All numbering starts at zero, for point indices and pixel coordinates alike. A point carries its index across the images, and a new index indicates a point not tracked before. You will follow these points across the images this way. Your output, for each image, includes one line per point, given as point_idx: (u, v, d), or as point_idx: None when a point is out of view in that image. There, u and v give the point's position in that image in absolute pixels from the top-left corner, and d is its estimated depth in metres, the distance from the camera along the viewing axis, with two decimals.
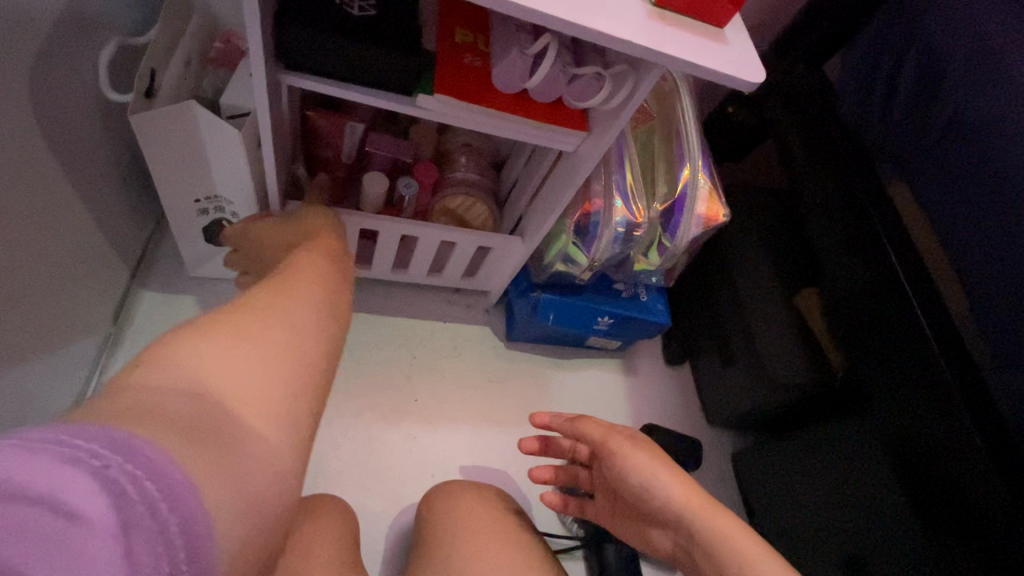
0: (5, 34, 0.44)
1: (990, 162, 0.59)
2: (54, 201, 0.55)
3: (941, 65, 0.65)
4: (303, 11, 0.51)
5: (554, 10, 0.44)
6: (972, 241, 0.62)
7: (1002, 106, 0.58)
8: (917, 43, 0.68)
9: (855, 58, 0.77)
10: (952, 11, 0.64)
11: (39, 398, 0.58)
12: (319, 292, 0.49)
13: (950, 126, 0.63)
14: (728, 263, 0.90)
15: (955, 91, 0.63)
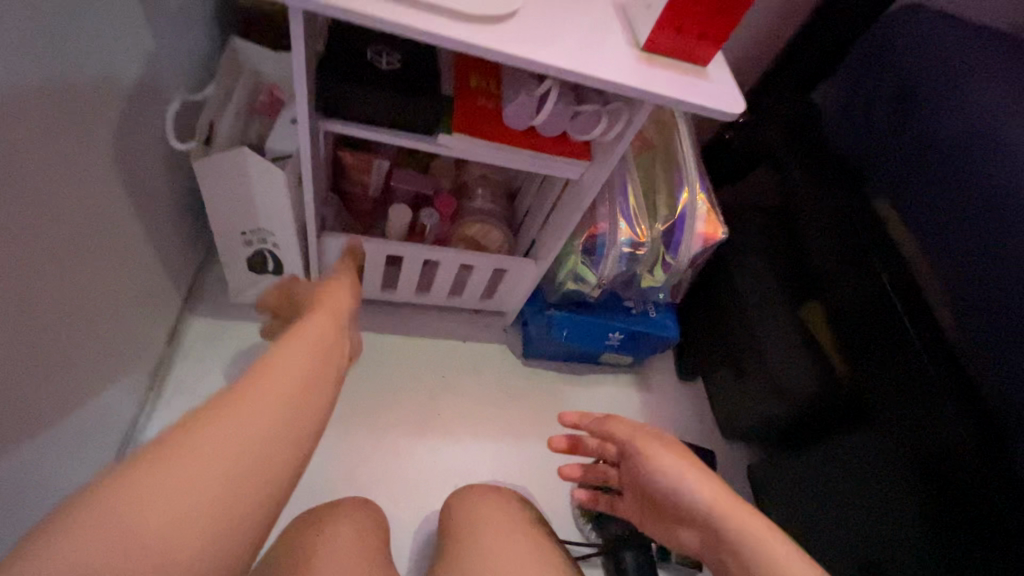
0: (95, 98, 0.53)
1: (967, 179, 0.65)
2: (126, 236, 0.63)
3: (917, 95, 0.72)
4: (340, 68, 0.60)
5: (555, 59, 0.52)
6: (958, 254, 0.66)
7: (973, 128, 0.65)
8: (894, 76, 0.75)
9: (837, 90, 0.84)
10: (922, 49, 0.73)
11: (105, 411, 0.65)
12: (316, 350, 0.47)
13: (928, 147, 0.70)
14: (732, 280, 0.95)
15: (932, 117, 0.70)
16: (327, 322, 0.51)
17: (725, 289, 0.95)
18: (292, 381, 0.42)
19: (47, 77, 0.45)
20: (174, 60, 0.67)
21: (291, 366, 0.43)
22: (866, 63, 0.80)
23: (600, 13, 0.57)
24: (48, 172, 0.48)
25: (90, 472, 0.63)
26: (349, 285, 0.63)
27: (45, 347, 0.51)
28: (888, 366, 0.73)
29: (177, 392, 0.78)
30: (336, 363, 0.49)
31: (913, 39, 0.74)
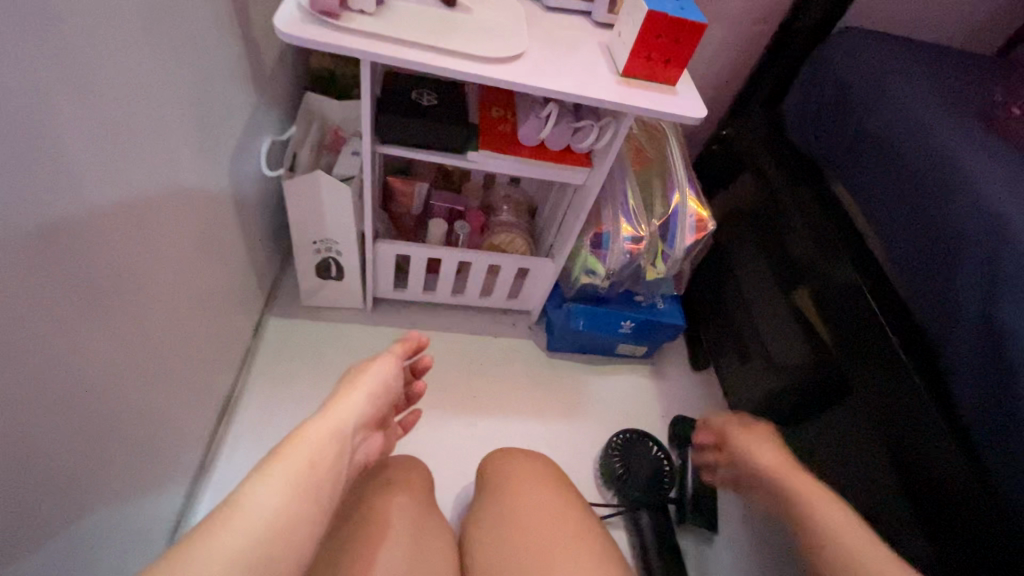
0: (216, 136, 0.73)
1: (899, 166, 0.73)
2: (227, 241, 0.82)
3: (853, 97, 0.82)
4: (391, 105, 0.78)
5: (552, 84, 0.68)
6: (900, 233, 0.73)
7: (897, 124, 0.75)
8: (833, 82, 0.86)
9: (795, 97, 0.94)
10: (855, 58, 0.84)
11: (207, 381, 0.82)
12: (296, 483, 0.44)
13: (864, 140, 0.79)
14: (733, 272, 1.06)
15: (867, 115, 0.79)
16: (329, 441, 0.50)
17: (732, 290, 1.06)
18: (263, 535, 0.40)
19: (189, 117, 0.65)
20: (266, 110, 0.87)
21: (259, 512, 0.41)
22: (811, 72, 0.91)
23: (587, 50, 0.74)
24: (185, 184, 0.66)
25: (195, 428, 0.79)
26: (373, 387, 0.60)
27: (172, 312, 0.68)
28: (865, 351, 0.78)
29: (259, 376, 0.95)
30: (323, 489, 0.47)
31: (847, 49, 0.86)
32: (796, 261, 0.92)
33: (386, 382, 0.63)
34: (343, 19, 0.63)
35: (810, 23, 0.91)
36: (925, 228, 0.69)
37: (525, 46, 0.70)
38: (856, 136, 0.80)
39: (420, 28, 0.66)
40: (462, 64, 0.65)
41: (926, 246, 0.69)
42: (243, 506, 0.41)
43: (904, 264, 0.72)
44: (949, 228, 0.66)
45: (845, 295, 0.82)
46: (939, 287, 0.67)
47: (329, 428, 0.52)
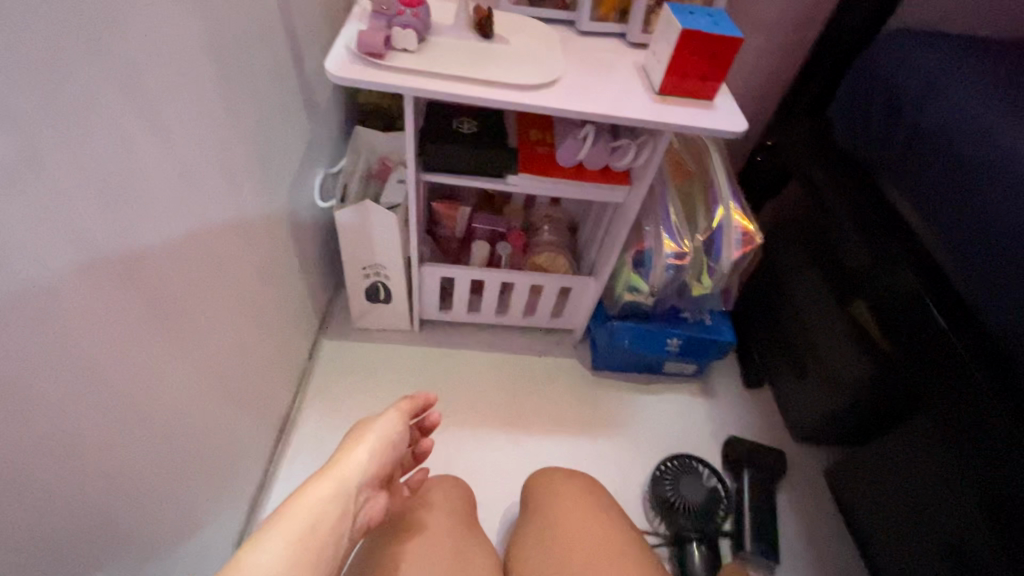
0: (275, 171, 0.78)
1: (958, 168, 0.70)
2: (284, 268, 0.87)
3: (904, 98, 0.79)
4: (434, 135, 0.82)
5: (590, 107, 0.69)
6: (962, 237, 0.69)
7: (953, 125, 0.72)
8: (881, 83, 0.82)
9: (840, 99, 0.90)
10: (903, 58, 0.81)
11: (267, 401, 0.86)
12: (296, 544, 0.46)
13: (919, 142, 0.75)
14: (783, 282, 1.02)
15: (920, 116, 0.76)
16: (330, 504, 0.51)
17: (781, 303, 1.03)
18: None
19: (251, 156, 0.70)
20: (319, 145, 0.93)
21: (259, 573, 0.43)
22: (857, 74, 0.88)
23: (622, 71, 0.75)
24: (247, 217, 0.72)
25: (255, 446, 0.83)
26: (378, 444, 0.60)
27: (235, 335, 0.72)
28: (932, 362, 0.74)
29: (315, 396, 0.99)
30: (321, 544, 0.48)
31: (895, 50, 0.82)
32: (851, 269, 0.88)
33: (393, 436, 0.62)
34: (387, 58, 0.67)
35: (855, 26, 0.88)
36: (989, 232, 0.65)
37: (560, 71, 0.72)
38: (903, 142, 0.78)
39: (459, 61, 0.70)
40: (498, 93, 0.68)
41: (992, 251, 0.65)
42: (245, 566, 0.43)
43: (969, 271, 0.68)
44: (1003, 229, 0.64)
45: (906, 305, 0.78)
46: (1009, 296, 0.63)
47: (330, 487, 0.52)
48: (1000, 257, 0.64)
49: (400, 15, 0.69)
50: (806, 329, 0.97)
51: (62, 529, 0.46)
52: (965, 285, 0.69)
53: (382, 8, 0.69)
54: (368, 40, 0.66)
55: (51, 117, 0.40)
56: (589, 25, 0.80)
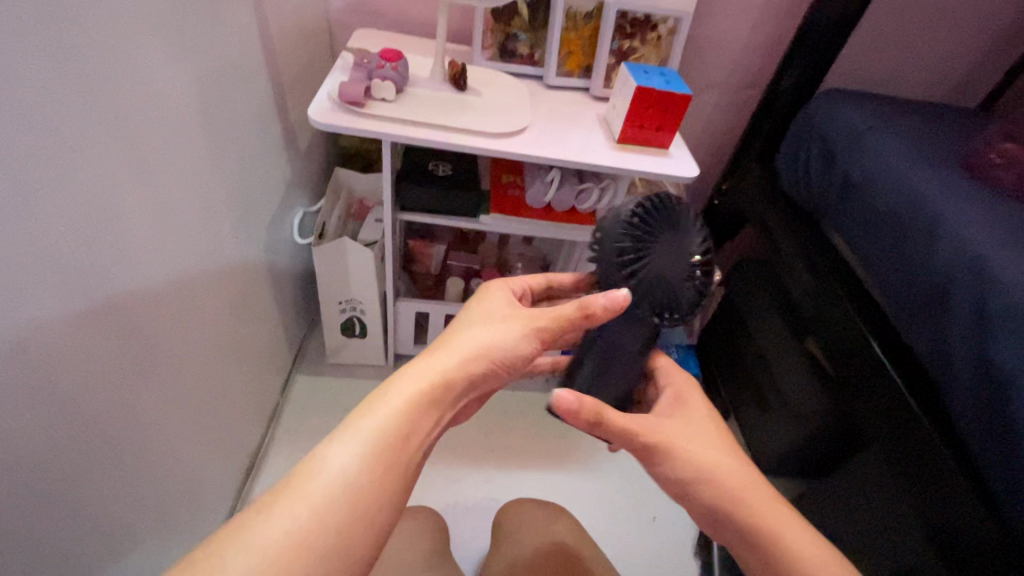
0: (254, 207, 0.81)
1: (883, 211, 0.78)
2: (261, 301, 0.88)
3: (835, 149, 0.87)
4: (411, 176, 0.86)
5: (556, 154, 0.75)
6: (890, 272, 0.76)
7: (877, 172, 0.80)
8: (816, 136, 0.91)
9: (783, 150, 0.99)
10: (834, 113, 0.90)
11: (237, 434, 0.86)
12: (370, 455, 0.40)
13: (850, 188, 0.83)
14: (746, 318, 1.09)
15: (850, 165, 0.84)
16: (407, 413, 0.42)
17: (750, 346, 1.08)
18: (340, 500, 0.38)
19: (232, 192, 0.73)
20: (299, 185, 0.97)
21: (335, 475, 0.38)
22: (796, 128, 0.97)
23: (585, 121, 0.82)
24: (225, 251, 0.74)
25: (222, 479, 0.82)
26: (486, 348, 0.47)
27: (209, 365, 0.73)
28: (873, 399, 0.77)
29: (286, 431, 0.99)
30: (395, 461, 0.41)
31: (826, 106, 0.92)
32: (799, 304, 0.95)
33: (500, 340, 0.47)
34: (368, 107, 0.72)
35: (795, 86, 0.98)
36: (911, 267, 0.72)
37: (528, 121, 0.78)
38: (839, 192, 0.86)
39: (434, 111, 0.75)
40: (471, 139, 0.73)
41: (914, 284, 0.72)
42: (323, 465, 0.39)
43: (898, 304, 0.75)
44: (923, 264, 0.71)
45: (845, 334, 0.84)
46: (932, 324, 0.69)
47: (412, 388, 0.43)
48: (922, 289, 0.71)
49: (380, 68, 0.74)
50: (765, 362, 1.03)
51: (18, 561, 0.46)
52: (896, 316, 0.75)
53: (364, 62, 0.75)
54: (350, 89, 0.71)
55: (48, 146, 0.43)
56: (556, 80, 0.87)
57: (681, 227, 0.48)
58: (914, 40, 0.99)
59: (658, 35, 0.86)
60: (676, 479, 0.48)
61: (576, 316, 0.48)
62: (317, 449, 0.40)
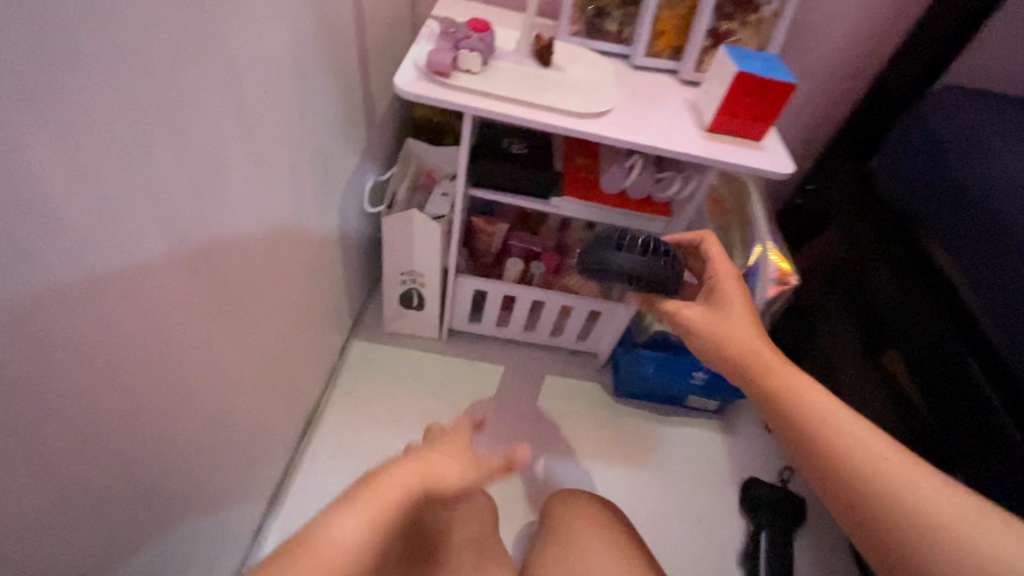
0: (331, 173, 0.82)
1: (999, 223, 0.71)
2: (329, 266, 0.90)
3: (946, 150, 0.80)
4: (486, 152, 0.85)
5: (641, 139, 0.72)
6: (1003, 291, 0.69)
7: (996, 181, 0.73)
8: (924, 135, 0.84)
9: (885, 147, 0.92)
10: (948, 111, 0.82)
11: (297, 391, 0.89)
12: (369, 515, 0.48)
13: (959, 194, 0.76)
14: (815, 323, 1.02)
15: (961, 169, 0.77)
16: (401, 491, 0.51)
17: (813, 354, 1.01)
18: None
19: (313, 156, 0.74)
20: (371, 153, 0.97)
21: (337, 538, 0.45)
22: (902, 125, 0.89)
23: (672, 106, 0.78)
24: (302, 213, 0.75)
25: (282, 433, 0.85)
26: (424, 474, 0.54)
27: (277, 321, 0.75)
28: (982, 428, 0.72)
29: (341, 393, 1.01)
30: (392, 501, 0.50)
31: (942, 104, 0.84)
32: (883, 317, 0.89)
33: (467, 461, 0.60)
34: (452, 78, 0.71)
35: (901, 85, 0.91)
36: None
37: (614, 102, 0.75)
38: (935, 195, 0.80)
39: (517, 85, 0.73)
40: (554, 118, 0.71)
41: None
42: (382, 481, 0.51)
43: (1011, 327, 0.68)
44: None
45: (944, 356, 0.78)
46: None
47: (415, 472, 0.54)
48: None
49: (468, 39, 0.72)
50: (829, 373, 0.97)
51: (106, 491, 0.48)
52: (1005, 341, 0.69)
53: (451, 31, 0.73)
54: (437, 59, 0.70)
55: (160, 95, 0.43)
56: (643, 60, 0.83)
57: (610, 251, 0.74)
58: None
59: (760, 17, 0.80)
60: (713, 344, 0.61)
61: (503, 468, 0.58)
62: (311, 526, 0.46)
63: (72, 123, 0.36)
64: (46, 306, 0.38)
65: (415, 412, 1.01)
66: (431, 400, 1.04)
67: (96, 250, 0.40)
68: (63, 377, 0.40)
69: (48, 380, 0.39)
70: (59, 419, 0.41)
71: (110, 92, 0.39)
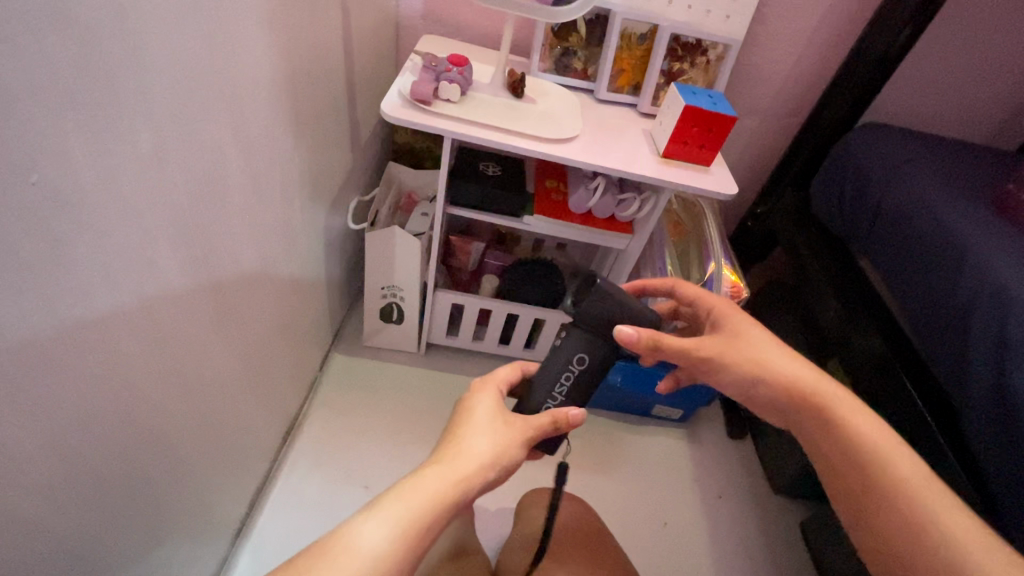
0: (319, 190, 0.87)
1: (913, 231, 0.81)
2: (313, 280, 0.95)
3: (870, 172, 0.91)
4: (462, 174, 0.92)
5: (604, 163, 0.80)
6: (917, 290, 0.79)
7: (912, 200, 0.83)
8: (850, 164, 0.95)
9: (818, 179, 1.02)
10: (876, 139, 0.94)
11: (280, 398, 0.91)
12: (404, 526, 0.43)
13: (882, 215, 0.87)
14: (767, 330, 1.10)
15: (883, 191, 0.88)
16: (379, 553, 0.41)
17: None
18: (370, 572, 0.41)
19: (304, 174, 0.80)
20: (355, 174, 1.03)
21: (368, 551, 0.41)
22: (832, 158, 0.99)
23: (631, 136, 0.87)
24: (292, 226, 0.80)
25: (265, 437, 0.88)
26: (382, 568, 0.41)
27: (267, 327, 0.79)
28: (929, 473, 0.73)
29: (322, 403, 1.04)
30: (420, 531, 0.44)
31: (869, 133, 0.95)
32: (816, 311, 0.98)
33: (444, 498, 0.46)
34: (433, 106, 0.78)
35: (835, 117, 1.02)
36: (939, 282, 0.76)
37: (578, 131, 0.83)
38: (855, 209, 0.93)
39: (493, 114, 0.81)
40: (527, 143, 0.79)
41: (939, 298, 0.75)
42: (461, 457, 0.49)
43: (921, 317, 0.78)
44: (951, 282, 0.74)
45: (857, 350, 0.88)
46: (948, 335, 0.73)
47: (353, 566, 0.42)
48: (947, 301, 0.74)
49: (448, 72, 0.80)
50: None
51: (111, 481, 0.51)
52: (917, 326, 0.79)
53: (432, 64, 0.81)
54: (420, 89, 0.77)
55: (188, 106, 0.50)
56: (606, 94, 0.93)
57: (522, 279, 1.09)
58: (951, 87, 1.03)
59: (707, 60, 0.92)
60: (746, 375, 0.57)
61: (549, 426, 0.56)
62: (346, 523, 0.43)
63: (101, 133, 0.40)
64: (66, 302, 0.40)
65: (396, 423, 1.04)
66: (410, 412, 1.07)
67: (122, 242, 0.45)
68: (82, 370, 0.44)
69: (66, 367, 0.42)
70: (77, 407, 0.44)
71: (133, 102, 0.43)
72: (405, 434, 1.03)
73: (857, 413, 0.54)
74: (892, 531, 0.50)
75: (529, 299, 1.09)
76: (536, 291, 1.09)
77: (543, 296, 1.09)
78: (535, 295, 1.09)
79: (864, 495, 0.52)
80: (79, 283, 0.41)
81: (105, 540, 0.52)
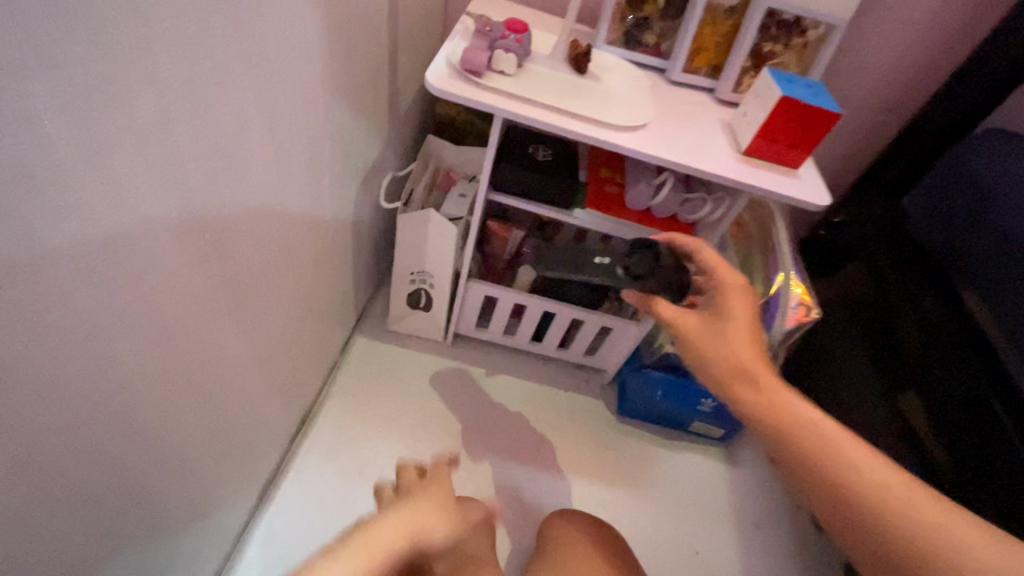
0: (351, 164, 0.79)
1: None
2: (339, 261, 0.88)
3: (996, 191, 0.78)
4: (509, 158, 0.82)
5: (676, 158, 0.70)
6: None
7: None
8: (970, 179, 0.82)
9: (927, 190, 0.90)
10: (1002, 154, 0.81)
11: (297, 385, 0.85)
12: (363, 559, 0.50)
13: (1008, 243, 0.75)
14: (826, 350, 0.98)
15: (1012, 214, 0.75)
16: None
17: (825, 380, 0.96)
18: None
19: (336, 146, 0.71)
20: (392, 147, 0.94)
21: None
22: (949, 170, 0.87)
23: (708, 126, 0.76)
24: (319, 203, 0.72)
25: (280, 425, 0.83)
26: None
27: (285, 314, 0.72)
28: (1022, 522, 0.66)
29: (342, 389, 0.98)
30: (381, 558, 0.51)
31: (995, 146, 0.82)
32: (896, 338, 0.87)
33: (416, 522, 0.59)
34: (485, 78, 0.69)
35: (945, 120, 0.88)
36: None
37: (649, 118, 0.72)
38: (972, 233, 0.81)
39: (552, 91, 0.71)
40: (590, 129, 0.69)
41: None
42: (377, 524, 0.55)
43: None
44: None
45: (957, 393, 0.76)
46: None
47: None
48: None
49: (504, 39, 0.70)
50: (838, 401, 0.92)
51: (95, 493, 0.45)
52: None
53: (487, 29, 0.71)
54: (472, 58, 0.67)
55: (203, 64, 0.41)
56: (680, 75, 0.81)
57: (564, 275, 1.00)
58: None
59: (805, 42, 0.78)
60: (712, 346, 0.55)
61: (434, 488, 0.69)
62: None
63: (91, 102, 0.32)
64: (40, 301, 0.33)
65: (417, 417, 0.98)
66: (432, 407, 1.00)
67: (113, 228, 0.37)
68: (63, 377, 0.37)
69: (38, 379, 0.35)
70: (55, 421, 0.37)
71: (131, 62, 0.34)
72: (425, 430, 0.97)
73: (800, 406, 0.48)
74: (892, 562, 0.41)
75: (569, 298, 1.00)
76: (577, 289, 1.00)
77: (584, 295, 1.00)
78: (575, 294, 1.00)
79: (845, 521, 0.43)
80: (56, 279, 0.34)
81: (90, 554, 0.47)
